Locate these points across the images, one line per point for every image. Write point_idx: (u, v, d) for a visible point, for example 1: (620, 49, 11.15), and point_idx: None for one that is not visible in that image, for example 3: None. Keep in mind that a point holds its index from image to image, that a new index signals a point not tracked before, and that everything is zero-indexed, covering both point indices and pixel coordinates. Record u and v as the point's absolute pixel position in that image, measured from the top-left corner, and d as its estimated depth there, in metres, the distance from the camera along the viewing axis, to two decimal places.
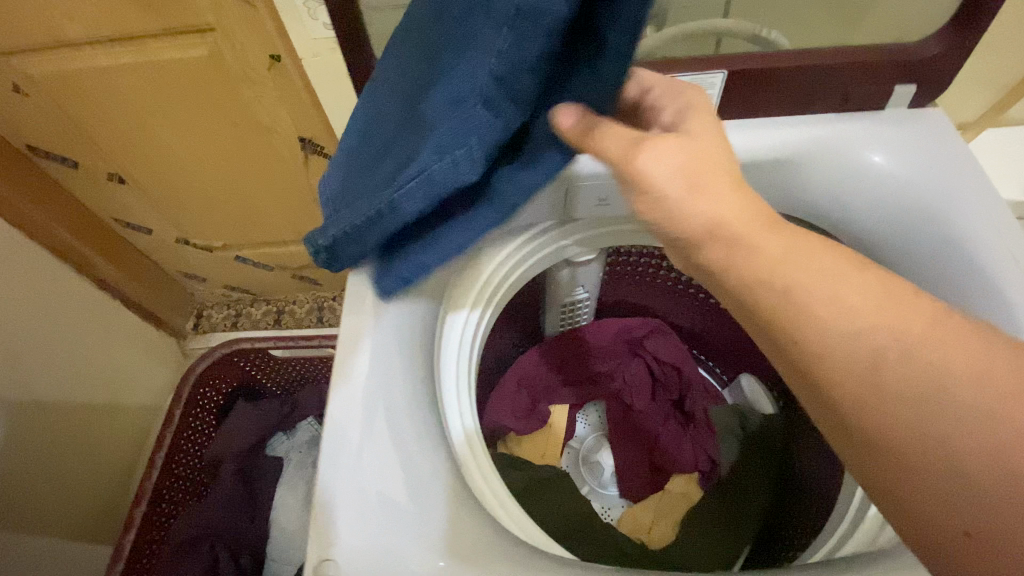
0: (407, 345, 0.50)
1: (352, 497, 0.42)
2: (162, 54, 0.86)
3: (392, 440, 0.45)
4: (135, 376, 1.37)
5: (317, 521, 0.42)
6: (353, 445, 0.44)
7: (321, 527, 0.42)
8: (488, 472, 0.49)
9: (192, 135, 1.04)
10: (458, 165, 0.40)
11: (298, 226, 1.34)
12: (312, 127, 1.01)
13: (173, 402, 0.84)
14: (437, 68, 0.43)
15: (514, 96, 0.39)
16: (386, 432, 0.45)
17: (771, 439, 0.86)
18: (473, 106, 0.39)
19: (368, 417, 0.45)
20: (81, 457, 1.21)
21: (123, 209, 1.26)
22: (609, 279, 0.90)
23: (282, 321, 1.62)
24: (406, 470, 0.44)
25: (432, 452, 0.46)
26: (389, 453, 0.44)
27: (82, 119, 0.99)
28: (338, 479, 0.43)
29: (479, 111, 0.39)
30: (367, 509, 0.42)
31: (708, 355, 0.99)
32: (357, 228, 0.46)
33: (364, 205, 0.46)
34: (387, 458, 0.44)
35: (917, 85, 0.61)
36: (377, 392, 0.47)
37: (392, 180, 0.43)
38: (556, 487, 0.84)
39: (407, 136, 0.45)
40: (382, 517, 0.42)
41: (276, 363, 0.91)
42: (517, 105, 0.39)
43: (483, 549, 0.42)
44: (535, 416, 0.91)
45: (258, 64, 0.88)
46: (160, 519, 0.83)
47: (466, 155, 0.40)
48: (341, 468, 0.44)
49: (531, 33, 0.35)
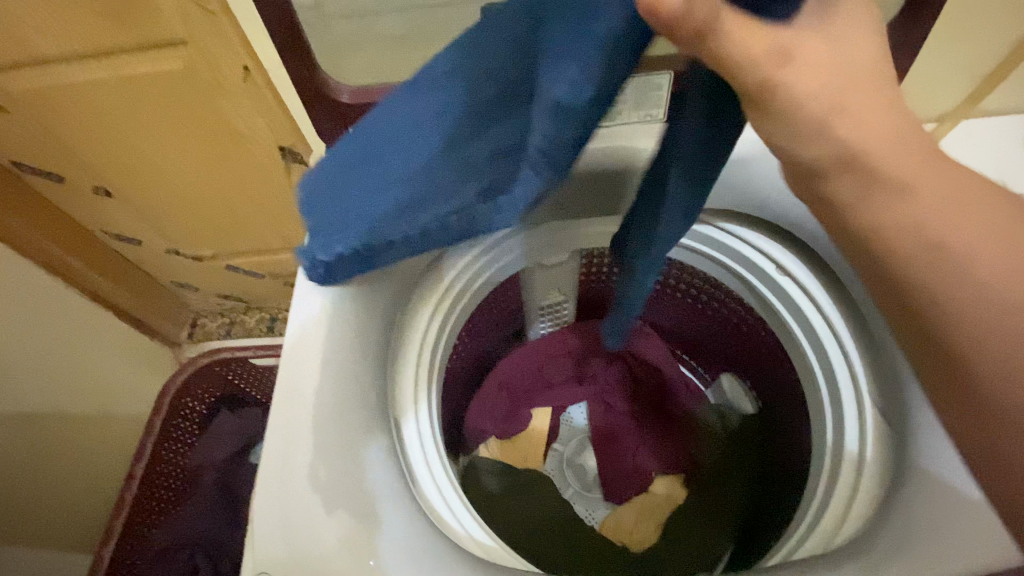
0: (360, 351, 0.50)
1: (290, 505, 0.42)
2: (137, 68, 0.87)
3: (335, 450, 0.45)
4: (132, 386, 1.39)
5: (254, 536, 0.42)
6: (295, 458, 0.44)
7: (259, 532, 0.42)
8: (440, 478, 0.50)
9: (175, 147, 1.05)
10: (502, 213, 0.44)
11: (284, 234, 1.36)
12: (290, 136, 1.02)
13: (153, 413, 0.84)
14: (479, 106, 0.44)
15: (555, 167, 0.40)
16: (329, 440, 0.45)
17: (748, 438, 0.85)
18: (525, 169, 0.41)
19: (311, 425, 0.45)
20: (82, 466, 1.23)
21: (111, 222, 1.27)
22: (588, 281, 0.90)
23: (275, 328, 1.64)
24: (346, 477, 0.44)
25: (377, 459, 0.46)
26: (329, 460, 0.44)
27: (64, 134, 1.00)
28: (278, 489, 0.43)
29: (521, 167, 0.41)
30: (305, 516, 0.42)
31: (691, 355, 0.97)
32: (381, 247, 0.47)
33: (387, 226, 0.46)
34: (329, 472, 0.43)
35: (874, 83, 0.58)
36: (322, 402, 0.46)
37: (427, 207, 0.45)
38: (536, 490, 0.83)
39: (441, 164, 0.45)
40: (319, 522, 0.42)
41: (257, 372, 0.92)
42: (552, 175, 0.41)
43: (421, 553, 0.43)
44: (516, 419, 0.91)
45: (233, 76, 0.88)
46: (142, 528, 0.82)
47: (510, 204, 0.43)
48: (282, 484, 0.43)
49: (573, 120, 0.36)
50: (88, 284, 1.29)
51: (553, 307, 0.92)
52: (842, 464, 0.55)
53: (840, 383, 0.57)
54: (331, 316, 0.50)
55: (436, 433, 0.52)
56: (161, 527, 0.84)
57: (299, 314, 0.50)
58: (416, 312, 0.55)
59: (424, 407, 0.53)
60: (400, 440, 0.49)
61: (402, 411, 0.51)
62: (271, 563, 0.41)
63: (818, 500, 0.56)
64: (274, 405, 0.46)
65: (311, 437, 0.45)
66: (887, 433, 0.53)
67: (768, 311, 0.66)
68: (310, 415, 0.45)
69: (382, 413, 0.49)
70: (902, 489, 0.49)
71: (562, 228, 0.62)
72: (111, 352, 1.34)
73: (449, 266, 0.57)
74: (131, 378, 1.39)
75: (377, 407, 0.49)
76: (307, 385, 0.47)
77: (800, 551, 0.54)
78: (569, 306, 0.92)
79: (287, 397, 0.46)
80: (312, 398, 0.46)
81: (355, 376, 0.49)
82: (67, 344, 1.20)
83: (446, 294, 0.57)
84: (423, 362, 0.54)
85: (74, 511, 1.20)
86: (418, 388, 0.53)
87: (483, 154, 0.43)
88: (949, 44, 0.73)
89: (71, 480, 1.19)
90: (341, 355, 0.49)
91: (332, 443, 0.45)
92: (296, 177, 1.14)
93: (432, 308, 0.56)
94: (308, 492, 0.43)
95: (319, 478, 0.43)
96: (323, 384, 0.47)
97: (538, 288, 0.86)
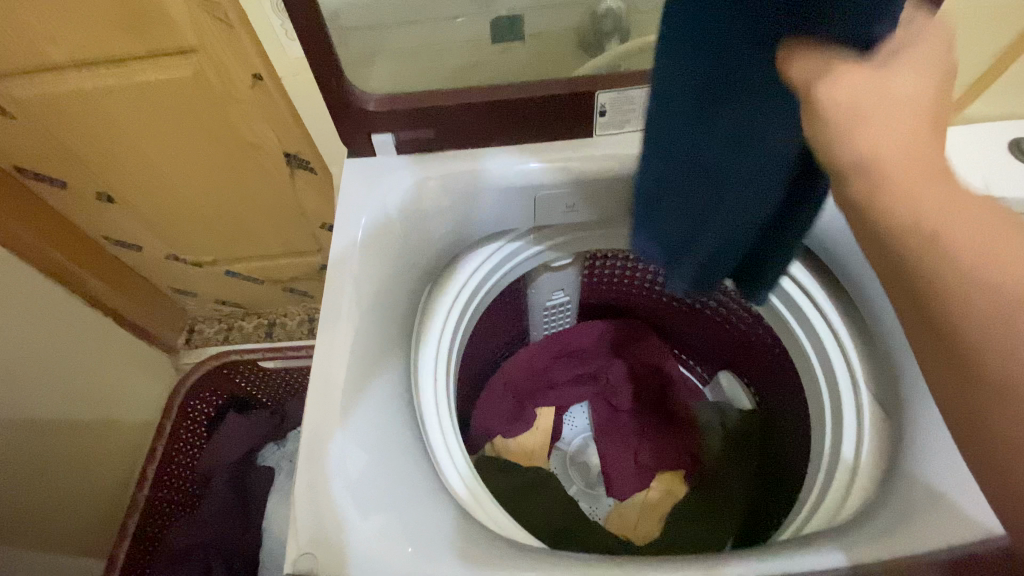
0: (388, 348, 0.49)
1: (328, 501, 0.41)
2: (146, 75, 0.88)
3: (365, 442, 0.43)
4: (130, 392, 1.38)
5: (294, 520, 0.40)
6: (332, 441, 0.43)
7: (300, 524, 0.40)
8: (466, 475, 0.49)
9: (180, 153, 1.06)
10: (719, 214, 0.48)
11: (286, 239, 1.37)
12: (296, 141, 1.04)
13: (162, 416, 0.85)
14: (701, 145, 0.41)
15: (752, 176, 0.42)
16: (362, 433, 0.44)
17: (748, 433, 0.89)
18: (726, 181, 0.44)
19: (343, 420, 0.44)
20: (82, 472, 1.22)
21: (112, 227, 1.27)
22: (591, 284, 0.93)
23: (274, 333, 1.64)
24: (379, 469, 0.43)
25: (408, 452, 0.45)
26: (361, 452, 0.43)
27: (69, 139, 1.01)
28: (313, 485, 0.41)
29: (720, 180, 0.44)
30: (344, 510, 0.41)
31: (688, 354, 1.01)
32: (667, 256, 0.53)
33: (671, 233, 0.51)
34: (365, 458, 0.43)
35: None
36: (355, 389, 0.45)
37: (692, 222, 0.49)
38: (540, 488, 0.85)
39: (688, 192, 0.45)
40: (360, 514, 0.40)
41: (264, 375, 0.93)
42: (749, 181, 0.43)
43: (457, 542, 0.41)
44: (521, 420, 0.93)
45: (241, 83, 0.90)
46: (152, 530, 0.83)
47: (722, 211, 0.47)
48: (317, 468, 0.42)
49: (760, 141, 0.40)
50: (87, 290, 1.29)
51: (556, 308, 0.94)
52: (847, 442, 0.56)
53: (838, 374, 0.59)
54: (360, 302, 0.49)
55: (459, 433, 0.52)
56: (169, 529, 0.85)
57: (330, 301, 0.48)
58: (435, 302, 0.55)
59: (444, 405, 0.52)
60: (424, 429, 0.49)
61: (426, 408, 0.51)
62: (313, 543, 0.40)
63: (819, 482, 0.58)
64: (308, 395, 0.45)
65: (346, 422, 0.44)
66: (883, 416, 0.55)
67: (768, 311, 0.68)
68: (343, 401, 0.45)
69: (409, 402, 0.49)
70: (899, 462, 0.50)
71: (575, 229, 0.61)
72: (109, 357, 1.33)
73: (465, 265, 0.57)
74: (130, 384, 1.38)
75: (406, 394, 0.49)
76: (339, 373, 0.46)
77: (808, 527, 0.54)
78: (572, 305, 0.95)
79: (320, 388, 0.45)
80: (344, 387, 0.45)
81: (386, 365, 0.48)
82: (66, 348, 1.20)
83: (465, 287, 0.57)
84: (443, 359, 0.54)
85: (75, 516, 1.19)
86: (439, 379, 0.53)
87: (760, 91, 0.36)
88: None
89: (71, 484, 1.19)
90: (370, 343, 0.48)
91: (364, 427, 0.44)
92: (300, 182, 1.16)
93: (453, 299, 0.55)
94: (341, 478, 0.42)
95: (350, 463, 0.42)
96: (354, 370, 0.46)
97: (543, 288, 0.88)
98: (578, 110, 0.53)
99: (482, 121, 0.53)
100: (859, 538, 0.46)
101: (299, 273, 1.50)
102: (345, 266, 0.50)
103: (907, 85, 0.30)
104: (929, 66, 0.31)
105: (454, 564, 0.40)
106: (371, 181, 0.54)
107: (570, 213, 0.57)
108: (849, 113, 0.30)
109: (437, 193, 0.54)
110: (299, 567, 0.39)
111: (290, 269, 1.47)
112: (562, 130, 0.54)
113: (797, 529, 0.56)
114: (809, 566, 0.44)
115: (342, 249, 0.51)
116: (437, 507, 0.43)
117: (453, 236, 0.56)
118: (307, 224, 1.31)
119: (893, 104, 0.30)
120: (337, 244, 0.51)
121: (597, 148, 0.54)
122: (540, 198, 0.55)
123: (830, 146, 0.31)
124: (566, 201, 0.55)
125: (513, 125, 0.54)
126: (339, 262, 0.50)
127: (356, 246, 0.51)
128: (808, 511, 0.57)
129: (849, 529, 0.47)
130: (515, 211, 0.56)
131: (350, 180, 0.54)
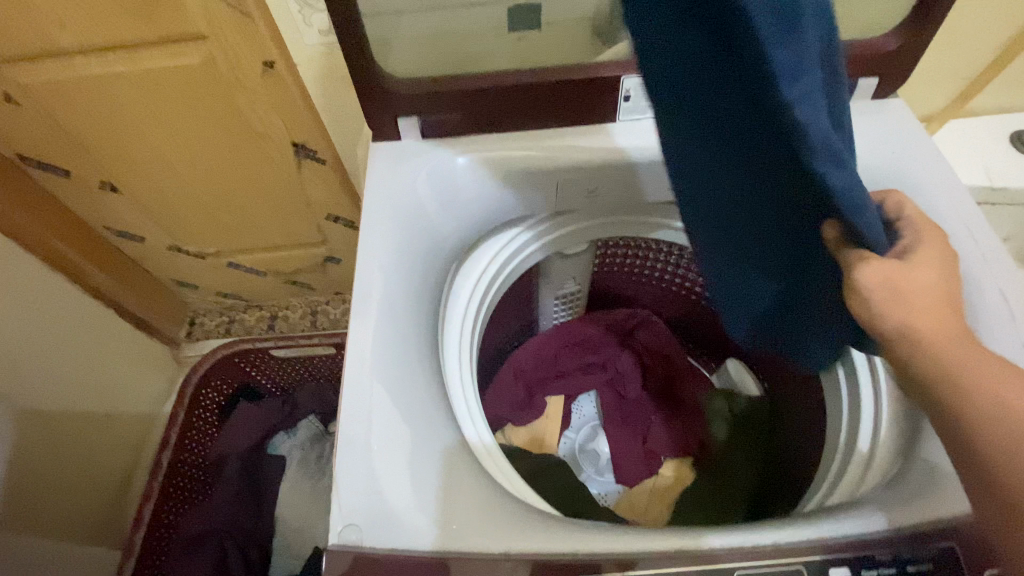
0: (418, 329, 0.50)
1: (371, 476, 0.41)
2: (156, 62, 0.88)
3: (404, 419, 0.44)
4: (132, 385, 1.37)
5: (338, 490, 0.41)
6: (371, 414, 0.44)
7: (343, 496, 0.41)
8: (495, 454, 0.51)
9: (187, 142, 1.06)
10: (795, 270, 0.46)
11: (290, 230, 1.36)
12: (305, 131, 1.04)
13: (176, 402, 0.85)
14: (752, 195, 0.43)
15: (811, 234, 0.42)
16: (400, 410, 0.44)
17: (757, 419, 0.90)
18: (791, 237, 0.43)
19: (381, 397, 0.44)
20: (85, 463, 1.21)
21: (115, 217, 1.26)
22: (602, 273, 0.93)
23: (277, 326, 1.64)
24: (418, 445, 0.43)
25: (444, 430, 0.46)
26: (400, 428, 0.43)
27: (74, 127, 1.00)
28: (355, 460, 0.42)
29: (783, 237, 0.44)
30: (387, 484, 0.41)
31: (695, 343, 1.02)
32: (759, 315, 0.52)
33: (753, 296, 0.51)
34: (403, 434, 0.43)
35: (881, 78, 0.54)
36: (392, 364, 0.46)
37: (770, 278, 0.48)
38: (553, 473, 0.86)
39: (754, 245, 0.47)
40: (403, 489, 0.41)
41: (276, 363, 0.93)
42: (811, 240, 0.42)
43: (496, 516, 0.42)
44: (532, 407, 0.94)
45: (251, 71, 0.90)
46: (165, 518, 0.83)
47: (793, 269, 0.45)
48: (358, 441, 0.43)
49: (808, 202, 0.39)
50: (89, 281, 1.28)
51: (566, 297, 0.95)
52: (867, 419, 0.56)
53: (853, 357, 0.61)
54: (393, 280, 0.49)
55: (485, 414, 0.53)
56: (183, 517, 0.85)
57: (365, 278, 0.49)
58: (459, 286, 0.57)
59: (470, 386, 0.54)
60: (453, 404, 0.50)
61: (454, 388, 0.52)
62: (356, 514, 0.40)
63: (838, 464, 0.58)
64: (345, 370, 0.46)
65: (386, 396, 0.44)
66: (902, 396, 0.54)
67: None
68: (382, 376, 0.45)
69: (439, 379, 0.49)
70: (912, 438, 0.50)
71: (591, 215, 0.63)
72: (112, 349, 1.32)
73: (486, 249, 0.59)
74: (132, 376, 1.38)
75: (437, 370, 0.50)
76: (375, 348, 0.46)
77: (831, 498, 0.56)
78: (580, 295, 0.96)
79: (357, 365, 0.45)
80: (381, 363, 0.46)
81: (418, 342, 0.49)
82: (69, 339, 1.19)
83: (486, 274, 0.59)
84: (467, 341, 0.56)
85: (79, 507, 1.19)
86: (466, 360, 0.55)
87: (763, 97, 0.33)
88: (937, 48, 0.79)
89: (75, 475, 1.18)
90: (403, 321, 0.49)
91: (403, 400, 0.45)
92: (307, 172, 1.15)
93: (476, 284, 0.58)
94: (381, 450, 0.42)
95: (390, 435, 0.43)
96: (390, 346, 0.47)
97: (554, 277, 0.89)
98: (601, 95, 0.53)
99: (507, 106, 0.54)
100: (912, 499, 0.44)
101: (303, 266, 1.49)
102: (378, 244, 0.50)
103: (920, 276, 0.40)
104: (930, 263, 0.41)
105: (493, 537, 0.41)
106: (397, 164, 0.54)
107: (591, 198, 0.58)
108: (887, 292, 0.38)
109: (464, 177, 0.55)
110: (346, 538, 0.40)
111: (294, 261, 1.47)
112: (585, 115, 0.55)
113: (820, 500, 0.57)
114: (839, 532, 0.43)
115: (373, 229, 0.51)
116: (476, 484, 0.44)
117: (476, 218, 0.56)
118: (313, 215, 1.31)
119: (912, 287, 0.39)
120: (368, 223, 0.51)
121: (618, 134, 0.55)
122: (563, 183, 0.56)
123: (878, 318, 0.40)
124: (588, 186, 0.56)
125: (537, 109, 0.54)
126: (371, 240, 0.51)
127: (386, 227, 0.51)
128: (828, 491, 0.57)
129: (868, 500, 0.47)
130: (537, 195, 0.57)
131: (376, 164, 0.54)
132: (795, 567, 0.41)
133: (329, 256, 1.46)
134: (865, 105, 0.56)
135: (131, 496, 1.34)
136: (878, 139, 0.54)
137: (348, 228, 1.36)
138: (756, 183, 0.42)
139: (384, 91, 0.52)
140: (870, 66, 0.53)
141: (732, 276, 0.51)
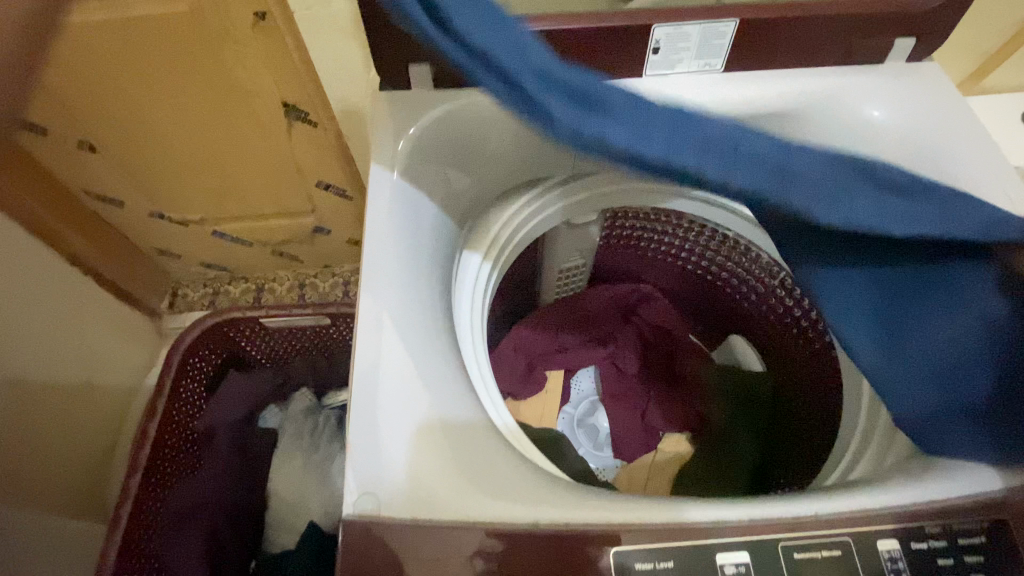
0: (433, 297, 0.47)
1: (394, 444, 0.39)
2: (138, 8, 0.81)
3: (426, 386, 0.42)
4: (113, 356, 1.32)
5: (352, 459, 0.39)
6: (387, 380, 0.41)
7: (364, 465, 0.39)
8: (512, 426, 0.49)
9: (172, 100, 0.99)
10: (976, 302, 0.44)
11: (278, 198, 1.30)
12: (297, 90, 0.98)
13: (164, 370, 0.80)
14: (884, 276, 0.48)
15: (956, 265, 0.45)
16: (421, 378, 0.42)
17: (759, 391, 0.91)
18: (940, 281, 0.45)
19: (401, 363, 0.42)
20: (65, 436, 1.17)
21: (92, 179, 1.19)
22: (608, 247, 0.91)
23: (263, 299, 1.58)
24: (441, 413, 0.41)
25: (465, 399, 0.44)
26: (422, 395, 0.41)
27: (47, 79, 0.92)
28: (373, 429, 0.40)
29: (940, 289, 0.45)
30: (415, 452, 0.39)
31: (694, 321, 1.01)
32: (975, 380, 0.43)
33: (965, 372, 0.44)
34: (425, 403, 0.41)
35: (918, 38, 0.52)
36: (406, 326, 0.44)
37: (967, 336, 0.44)
38: (557, 446, 0.86)
39: (923, 318, 0.46)
40: (432, 456, 0.39)
41: (267, 334, 0.89)
42: (962, 267, 0.44)
43: (525, 487, 0.40)
44: (532, 381, 0.92)
45: (242, 21, 0.84)
46: (156, 491, 0.79)
47: (970, 307, 0.44)
48: (375, 408, 0.40)
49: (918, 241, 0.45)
50: (66, 246, 1.21)
51: (570, 271, 0.93)
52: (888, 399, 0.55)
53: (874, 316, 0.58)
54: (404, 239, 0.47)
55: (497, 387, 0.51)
56: (171, 490, 0.80)
57: (374, 236, 0.46)
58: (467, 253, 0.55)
59: (482, 354, 0.52)
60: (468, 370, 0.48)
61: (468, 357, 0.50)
62: (374, 484, 0.38)
63: (855, 441, 0.57)
64: (355, 334, 0.43)
65: (403, 362, 0.42)
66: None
67: None
68: (396, 341, 0.43)
69: (453, 345, 0.47)
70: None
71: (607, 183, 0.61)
72: (92, 319, 1.27)
73: (496, 217, 0.58)
74: (112, 347, 1.32)
75: (451, 335, 0.48)
76: (388, 311, 0.44)
77: (853, 474, 0.54)
78: (583, 270, 0.94)
79: (369, 328, 0.43)
80: (394, 327, 0.43)
81: (430, 305, 0.47)
82: (46, 307, 1.13)
83: (494, 242, 0.57)
84: (477, 310, 0.53)
85: (62, 480, 1.15)
86: (477, 332, 0.53)
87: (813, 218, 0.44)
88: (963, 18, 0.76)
89: (54, 448, 1.13)
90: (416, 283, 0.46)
91: (419, 365, 0.42)
92: (298, 136, 1.10)
93: (485, 251, 0.56)
94: (400, 416, 0.40)
95: (410, 402, 0.41)
96: (405, 309, 0.44)
97: (559, 249, 0.86)
98: (630, 47, 0.50)
99: None
100: (946, 474, 0.43)
101: (291, 236, 1.44)
102: (387, 202, 0.48)
103: None
104: None
105: (525, 507, 0.39)
106: (406, 117, 0.51)
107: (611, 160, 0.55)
108: None
109: (477, 134, 0.52)
110: (361, 507, 0.38)
111: (282, 231, 1.41)
112: (611, 69, 0.52)
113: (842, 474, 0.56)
114: (884, 505, 0.42)
115: (382, 186, 0.48)
116: (504, 455, 0.42)
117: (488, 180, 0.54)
118: (303, 183, 1.26)
119: None
120: (376, 181, 0.49)
121: (643, 91, 0.52)
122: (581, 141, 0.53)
123: None
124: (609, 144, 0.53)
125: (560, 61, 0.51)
126: (380, 198, 0.48)
127: (396, 185, 0.49)
128: (847, 466, 0.56)
129: (902, 475, 0.46)
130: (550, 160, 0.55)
131: (384, 117, 0.51)
132: (841, 540, 0.40)
133: (317, 226, 1.41)
134: (902, 69, 0.54)
135: (114, 469, 1.30)
136: (912, 106, 0.52)
137: (338, 197, 1.30)
138: (876, 263, 0.48)
139: (396, 37, 0.48)
140: (908, 26, 0.51)
141: (932, 370, 0.45)
